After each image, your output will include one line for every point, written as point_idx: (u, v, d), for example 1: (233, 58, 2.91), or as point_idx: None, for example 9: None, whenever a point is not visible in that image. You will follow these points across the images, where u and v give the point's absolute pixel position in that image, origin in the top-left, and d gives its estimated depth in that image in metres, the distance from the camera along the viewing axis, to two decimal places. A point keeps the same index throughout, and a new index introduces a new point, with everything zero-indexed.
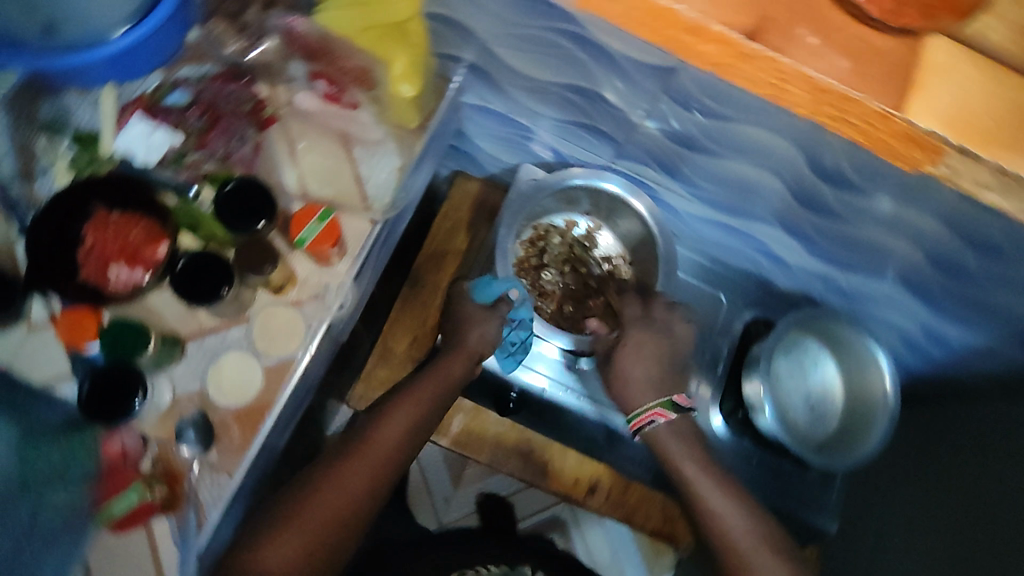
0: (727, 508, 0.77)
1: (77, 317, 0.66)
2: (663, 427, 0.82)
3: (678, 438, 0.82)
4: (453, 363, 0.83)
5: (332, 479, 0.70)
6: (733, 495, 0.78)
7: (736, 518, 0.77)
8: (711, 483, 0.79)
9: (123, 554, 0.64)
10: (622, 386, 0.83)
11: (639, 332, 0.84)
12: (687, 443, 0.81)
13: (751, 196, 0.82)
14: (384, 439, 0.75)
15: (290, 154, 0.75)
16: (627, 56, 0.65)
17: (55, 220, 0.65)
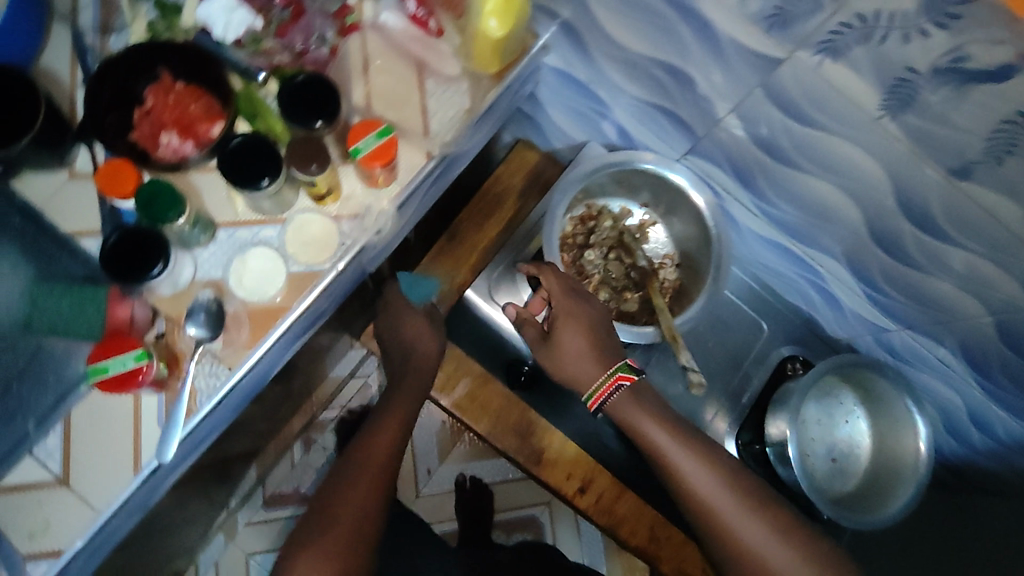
0: (711, 480, 0.72)
1: (119, 166, 0.61)
2: (625, 392, 0.76)
3: (648, 413, 0.75)
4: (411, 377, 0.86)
5: (335, 490, 0.74)
6: (708, 463, 0.73)
7: (721, 490, 0.72)
8: (687, 456, 0.73)
9: (106, 417, 0.63)
10: (569, 361, 0.76)
11: (570, 304, 0.77)
12: (658, 416, 0.75)
13: (825, 222, 0.78)
14: (376, 445, 0.79)
15: (362, 69, 0.73)
16: (734, 38, 0.62)
17: (120, 76, 0.65)
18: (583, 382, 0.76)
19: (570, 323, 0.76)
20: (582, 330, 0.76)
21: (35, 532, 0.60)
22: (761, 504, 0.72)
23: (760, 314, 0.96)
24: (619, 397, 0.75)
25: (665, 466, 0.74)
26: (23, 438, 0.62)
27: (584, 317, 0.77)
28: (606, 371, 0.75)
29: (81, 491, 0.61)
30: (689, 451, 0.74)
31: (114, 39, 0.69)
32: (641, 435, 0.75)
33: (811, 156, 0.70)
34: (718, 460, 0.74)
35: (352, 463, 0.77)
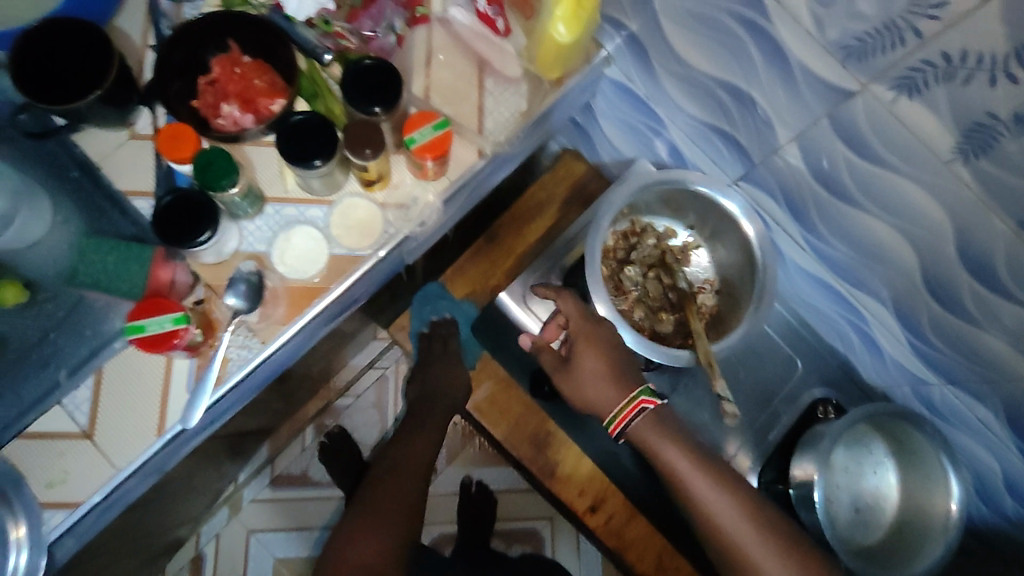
0: (734, 513, 0.70)
1: (179, 132, 0.61)
2: (647, 417, 0.73)
3: (667, 436, 0.73)
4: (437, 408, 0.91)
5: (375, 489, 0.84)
6: (731, 493, 0.71)
7: (742, 523, 0.70)
8: (707, 485, 0.71)
9: (136, 376, 0.63)
10: (588, 384, 0.74)
11: (586, 329, 0.75)
12: (678, 440, 0.73)
13: (876, 264, 0.75)
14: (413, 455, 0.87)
15: (425, 63, 0.74)
16: (807, 65, 0.61)
17: (192, 44, 0.66)
18: (602, 408, 0.74)
19: (588, 346, 0.74)
20: (601, 351, 0.74)
21: (54, 481, 0.61)
22: (787, 543, 0.70)
23: (796, 352, 0.93)
24: (641, 421, 0.73)
25: (683, 493, 0.72)
26: (54, 386, 0.63)
27: (603, 339, 0.75)
28: (626, 397, 0.73)
29: (103, 446, 0.61)
30: (710, 480, 0.71)
31: (188, 8, 0.71)
32: (658, 457, 0.73)
33: (871, 195, 0.68)
34: (740, 490, 0.72)
35: (390, 476, 0.85)
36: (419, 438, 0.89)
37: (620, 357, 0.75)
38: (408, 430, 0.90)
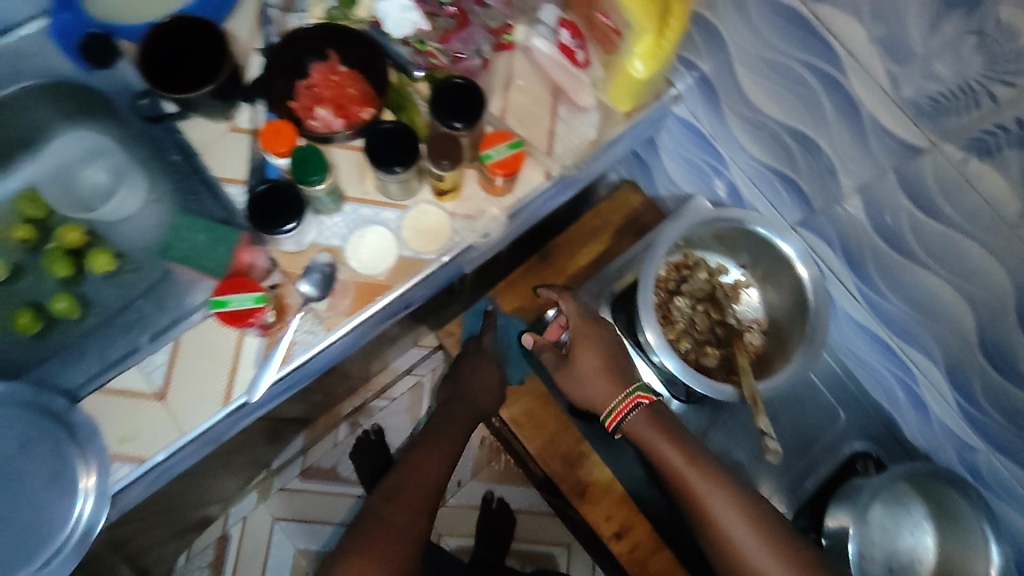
0: (731, 512, 0.73)
1: (280, 128, 0.67)
2: (642, 412, 0.79)
3: (662, 430, 0.77)
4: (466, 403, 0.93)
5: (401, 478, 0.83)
6: (730, 493, 0.74)
7: (737, 522, 0.72)
8: (702, 481, 0.74)
9: (210, 348, 0.68)
10: (587, 380, 0.81)
11: (584, 329, 0.83)
12: (672, 435, 0.77)
13: (932, 323, 0.75)
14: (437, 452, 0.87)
15: (504, 86, 0.78)
16: (878, 120, 0.63)
17: (297, 52, 0.73)
18: (600, 402, 0.81)
19: (586, 345, 0.81)
20: (599, 351, 0.81)
21: (125, 437, 0.65)
22: (785, 544, 0.72)
23: (840, 403, 0.92)
24: (635, 416, 0.78)
25: (679, 489, 0.75)
26: (135, 348, 0.68)
27: (600, 340, 0.82)
28: (623, 392, 0.80)
29: (173, 409, 0.66)
30: (706, 478, 0.74)
31: (294, 17, 0.77)
32: (654, 452, 0.77)
33: (931, 251, 0.68)
34: (736, 489, 0.74)
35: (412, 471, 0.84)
36: (443, 436, 0.90)
37: (616, 357, 0.82)
38: (432, 430, 0.92)
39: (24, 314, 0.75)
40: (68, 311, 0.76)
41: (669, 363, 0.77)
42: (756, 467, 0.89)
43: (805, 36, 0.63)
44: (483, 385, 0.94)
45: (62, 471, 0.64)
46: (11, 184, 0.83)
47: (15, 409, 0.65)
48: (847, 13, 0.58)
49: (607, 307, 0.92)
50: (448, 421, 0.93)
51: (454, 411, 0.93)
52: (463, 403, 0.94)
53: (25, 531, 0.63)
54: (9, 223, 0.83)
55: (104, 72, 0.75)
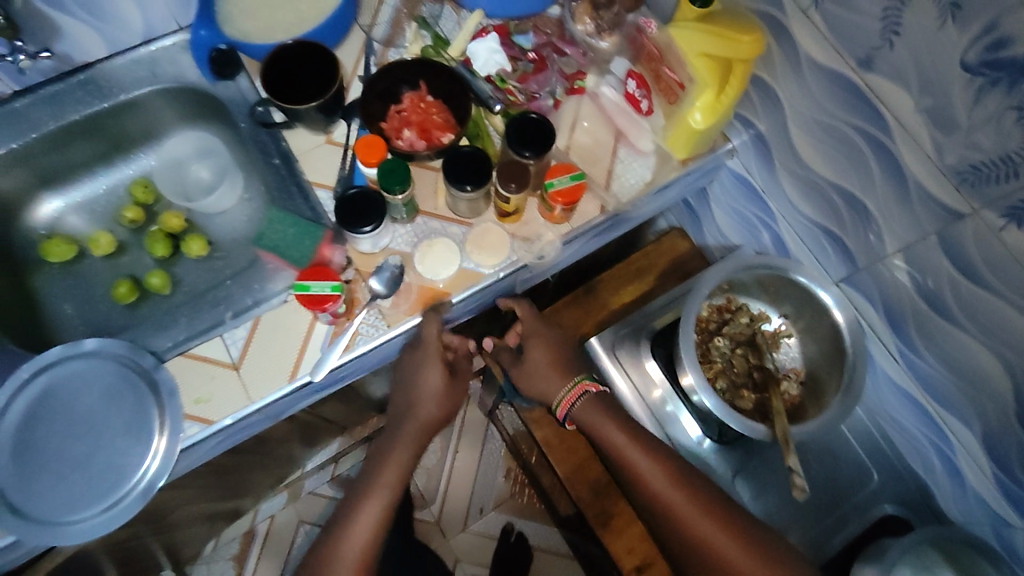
0: (713, 526, 0.74)
1: (372, 141, 0.75)
2: (589, 399, 0.82)
3: (636, 443, 0.79)
4: (408, 431, 0.80)
5: (336, 540, 0.74)
6: (669, 468, 0.78)
7: (721, 535, 0.74)
8: (681, 495, 0.76)
9: (285, 329, 0.76)
10: (537, 369, 0.84)
11: (536, 329, 0.87)
12: (647, 449, 0.79)
13: (970, 388, 0.76)
14: (374, 502, 0.76)
15: (571, 126, 0.86)
16: (922, 184, 0.67)
17: (393, 79, 0.83)
18: (550, 393, 0.84)
19: (537, 342, 0.86)
20: (549, 348, 0.86)
21: (199, 399, 0.72)
22: (778, 561, 0.73)
23: (872, 462, 0.92)
24: (583, 404, 0.82)
25: (658, 505, 0.77)
26: (219, 322, 0.76)
27: (551, 337, 0.87)
28: (571, 382, 0.84)
29: (244, 379, 0.73)
30: (686, 491, 0.76)
31: (393, 52, 0.88)
32: (631, 467, 0.78)
33: (971, 314, 0.71)
34: (714, 503, 0.76)
35: (340, 537, 0.74)
36: (389, 454, 0.79)
37: (567, 354, 0.87)
38: (369, 466, 0.80)
39: (123, 285, 0.84)
40: (161, 287, 0.86)
41: (707, 400, 0.80)
42: (783, 517, 0.89)
43: (856, 102, 0.69)
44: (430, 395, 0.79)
45: (141, 425, 0.71)
46: (128, 173, 0.95)
47: (107, 362, 0.73)
48: (897, 83, 0.63)
49: (648, 344, 0.94)
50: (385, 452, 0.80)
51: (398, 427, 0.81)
52: (406, 420, 0.80)
53: (100, 471, 0.70)
54: (120, 205, 0.94)
55: (225, 82, 0.86)
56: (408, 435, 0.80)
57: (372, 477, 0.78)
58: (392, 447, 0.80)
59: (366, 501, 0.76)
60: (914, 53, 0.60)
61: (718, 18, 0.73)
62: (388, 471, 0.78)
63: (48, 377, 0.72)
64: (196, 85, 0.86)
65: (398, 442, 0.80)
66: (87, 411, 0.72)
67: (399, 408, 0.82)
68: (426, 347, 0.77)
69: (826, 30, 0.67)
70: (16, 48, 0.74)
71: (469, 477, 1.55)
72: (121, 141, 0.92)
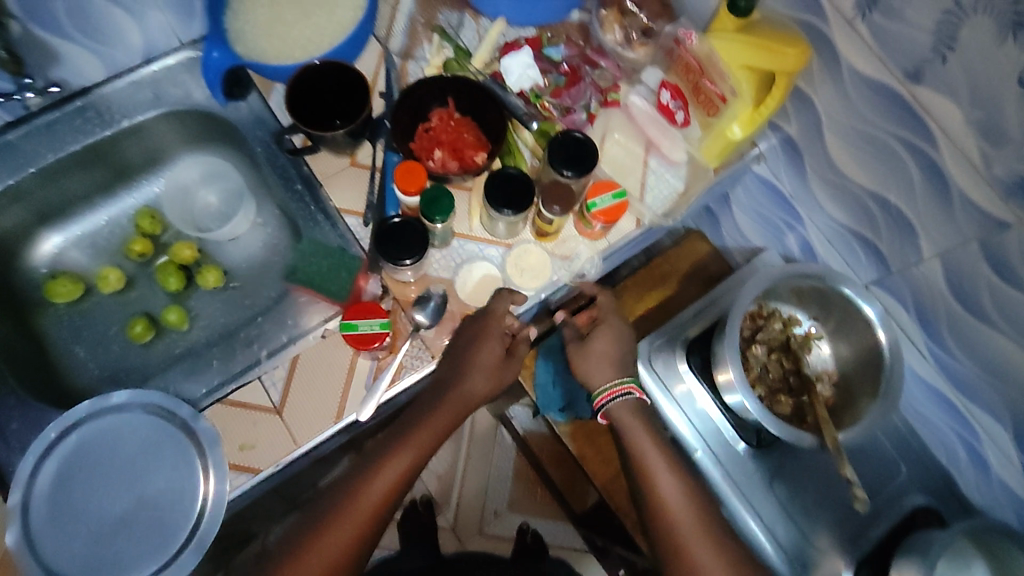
0: (704, 544, 0.75)
1: (413, 168, 0.72)
2: (629, 402, 0.80)
3: (660, 449, 0.79)
4: (435, 418, 0.71)
5: (322, 526, 0.68)
6: (684, 482, 0.79)
7: (704, 550, 0.74)
8: (686, 508, 0.77)
9: (327, 368, 0.73)
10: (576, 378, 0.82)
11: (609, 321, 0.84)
12: (666, 454, 0.79)
13: (1003, 386, 0.78)
14: (374, 492, 0.69)
15: (602, 138, 0.84)
16: (965, 193, 0.68)
17: (420, 96, 0.79)
18: (593, 381, 0.81)
19: (603, 331, 0.83)
20: (613, 340, 0.83)
21: (244, 446, 0.69)
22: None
23: (901, 456, 0.93)
24: (621, 402, 0.80)
25: (660, 513, 0.77)
26: (255, 362, 0.74)
27: (617, 331, 0.83)
28: (616, 379, 0.80)
29: (288, 425, 0.70)
30: (690, 503, 0.77)
31: (413, 65, 0.84)
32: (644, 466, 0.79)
33: (1007, 316, 0.71)
34: (716, 525, 0.76)
35: (345, 503, 0.69)
36: (423, 421, 0.71)
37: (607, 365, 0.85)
38: (382, 446, 0.72)
39: (139, 324, 0.81)
40: (178, 323, 0.83)
41: (749, 403, 0.80)
42: (819, 514, 0.90)
43: (900, 112, 0.69)
44: (481, 375, 0.71)
45: (185, 476, 0.68)
46: (130, 203, 0.90)
47: (137, 414, 0.70)
48: (947, 96, 0.63)
49: (683, 353, 0.93)
50: (420, 413, 0.72)
51: (438, 394, 0.71)
52: (446, 392, 0.71)
53: (146, 528, 0.67)
54: (123, 238, 0.89)
55: (236, 103, 0.81)
56: (445, 408, 0.71)
57: (402, 435, 0.71)
58: (412, 431, 0.71)
59: (367, 489, 0.69)
60: (967, 66, 0.60)
61: (757, 28, 0.72)
62: (397, 460, 0.70)
63: (78, 435, 0.69)
64: (205, 107, 0.81)
65: (418, 427, 0.71)
66: (125, 466, 0.69)
67: (441, 376, 0.72)
68: (491, 320, 0.73)
69: (873, 42, 0.67)
70: (22, 85, 0.71)
71: (482, 480, 1.53)
72: (123, 170, 0.86)
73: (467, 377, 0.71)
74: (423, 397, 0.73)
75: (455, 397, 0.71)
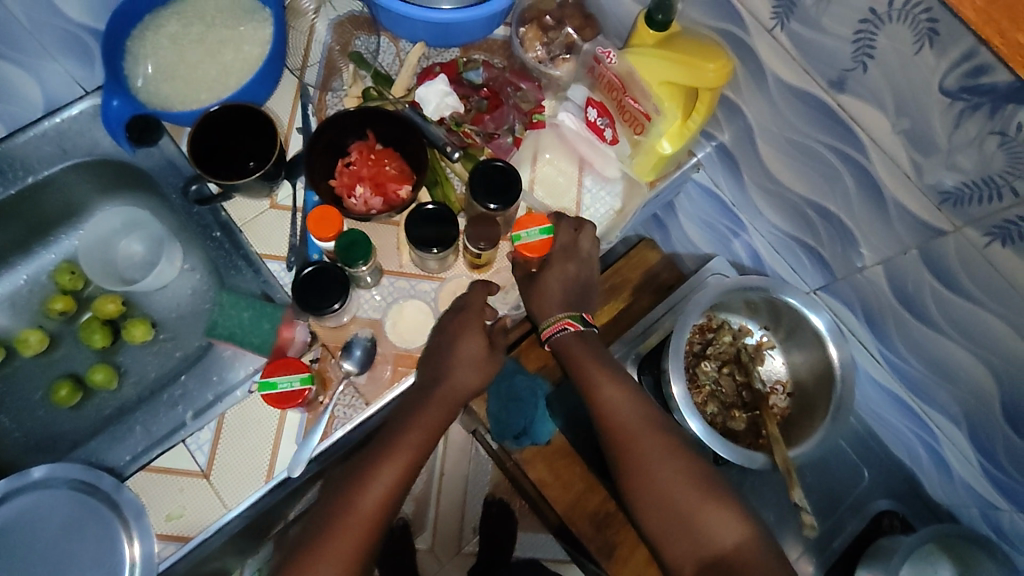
0: (657, 447, 0.69)
1: (328, 212, 0.68)
2: (573, 336, 0.74)
3: (598, 360, 0.73)
4: (425, 418, 0.67)
5: (317, 548, 0.60)
6: (628, 386, 0.73)
7: (652, 448, 0.69)
8: (630, 409, 0.71)
9: (253, 427, 0.70)
10: None
11: (560, 259, 0.75)
12: (607, 364, 0.74)
13: (953, 388, 0.76)
14: (370, 503, 0.62)
15: (533, 159, 0.82)
16: (899, 201, 0.65)
17: (335, 130, 0.74)
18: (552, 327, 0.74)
19: (554, 270, 0.75)
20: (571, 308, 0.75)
21: (171, 515, 0.67)
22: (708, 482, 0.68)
23: (862, 460, 0.92)
24: (564, 336, 0.74)
25: (607, 426, 0.71)
26: (180, 424, 0.72)
27: (570, 273, 0.75)
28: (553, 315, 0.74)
29: (217, 488, 0.68)
30: (686, 467, 0.68)
31: (330, 97, 0.81)
32: (624, 436, 0.70)
33: (951, 321, 0.69)
34: (663, 425, 0.71)
35: (336, 519, 0.62)
36: (413, 423, 0.66)
37: None
38: (365, 458, 0.66)
39: (63, 388, 0.77)
40: (106, 382, 0.79)
41: (694, 425, 0.77)
42: (786, 529, 0.87)
43: (827, 122, 0.66)
44: (466, 366, 0.69)
45: (112, 552, 0.65)
46: (49, 259, 0.86)
47: (60, 489, 0.67)
48: (872, 105, 0.61)
49: (635, 368, 0.91)
50: (407, 418, 0.67)
51: (427, 397, 0.68)
52: (437, 391, 0.68)
53: None
54: (44, 297, 0.85)
55: (147, 150, 0.78)
56: (437, 406, 0.68)
57: (389, 442, 0.66)
58: (400, 434, 0.66)
59: (359, 501, 0.62)
60: (889, 76, 0.58)
61: (677, 41, 0.70)
62: (392, 468, 0.64)
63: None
64: (115, 156, 0.78)
65: (407, 430, 0.66)
66: (50, 545, 0.66)
67: (421, 382, 0.69)
68: (469, 312, 0.71)
69: (795, 51, 0.64)
70: None
71: (459, 496, 1.26)
72: (39, 224, 0.83)
73: (454, 371, 0.68)
74: (403, 406, 0.69)
75: (444, 394, 0.68)
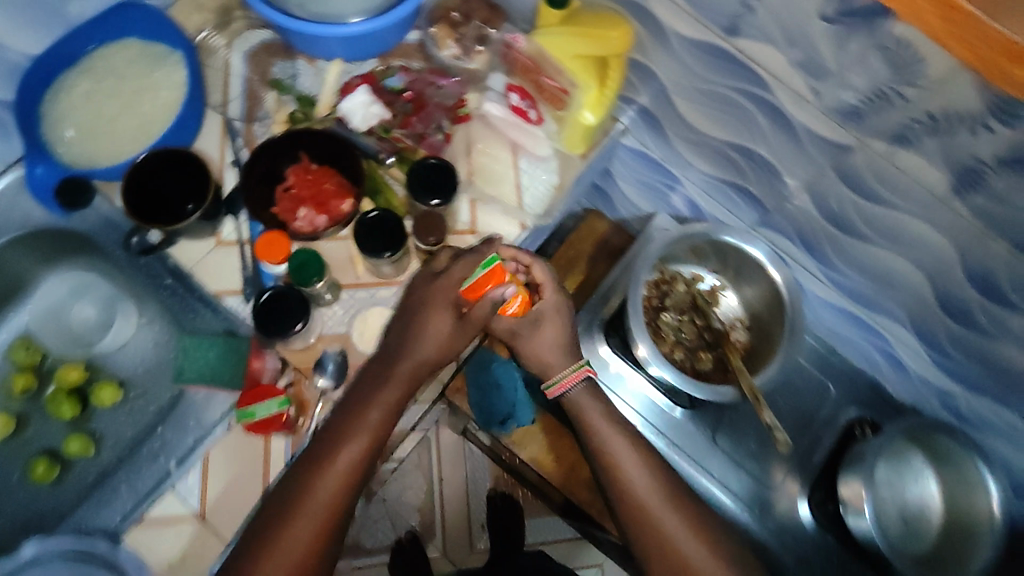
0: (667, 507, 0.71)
1: (274, 239, 0.70)
2: (586, 386, 0.76)
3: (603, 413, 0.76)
4: (386, 394, 0.68)
5: (277, 533, 0.63)
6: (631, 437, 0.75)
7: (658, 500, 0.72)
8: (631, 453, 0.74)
9: (239, 459, 0.70)
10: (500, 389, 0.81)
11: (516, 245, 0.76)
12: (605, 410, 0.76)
13: (892, 289, 0.81)
14: (333, 480, 0.65)
15: (467, 151, 0.84)
16: (807, 126, 0.70)
17: (269, 158, 0.76)
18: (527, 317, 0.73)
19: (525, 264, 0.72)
20: None
21: (172, 562, 0.67)
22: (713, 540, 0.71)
23: (826, 376, 0.97)
24: (580, 388, 0.75)
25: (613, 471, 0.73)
26: (165, 474, 0.71)
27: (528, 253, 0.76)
28: (572, 366, 0.75)
29: (213, 526, 0.68)
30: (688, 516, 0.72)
31: (257, 126, 0.81)
32: (652, 526, 0.70)
33: (876, 227, 0.74)
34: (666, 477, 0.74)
35: (298, 492, 0.64)
36: (375, 396, 0.68)
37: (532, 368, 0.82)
38: (326, 430, 0.68)
39: (39, 465, 0.76)
40: (83, 450, 0.78)
41: (668, 375, 0.81)
42: (768, 454, 0.91)
43: (729, 67, 0.71)
44: (433, 341, 0.69)
45: None
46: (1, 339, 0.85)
47: (54, 563, 0.68)
48: (764, 43, 0.65)
49: (601, 335, 0.92)
50: (368, 395, 0.69)
51: (388, 364, 0.69)
52: (395, 362, 0.69)
53: None
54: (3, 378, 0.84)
55: (80, 212, 0.77)
56: (395, 378, 0.69)
57: (352, 414, 0.68)
58: (360, 411, 0.68)
59: (322, 478, 0.65)
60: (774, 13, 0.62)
61: (580, 16, 0.76)
62: (354, 442, 0.66)
63: None
64: (49, 224, 0.77)
65: (368, 406, 0.68)
66: None
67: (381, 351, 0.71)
68: (442, 285, 0.69)
69: (686, 5, 0.68)
70: None
71: (462, 498, 1.25)
72: None
73: (418, 347, 0.69)
74: (365, 375, 0.70)
75: (407, 369, 0.69)
